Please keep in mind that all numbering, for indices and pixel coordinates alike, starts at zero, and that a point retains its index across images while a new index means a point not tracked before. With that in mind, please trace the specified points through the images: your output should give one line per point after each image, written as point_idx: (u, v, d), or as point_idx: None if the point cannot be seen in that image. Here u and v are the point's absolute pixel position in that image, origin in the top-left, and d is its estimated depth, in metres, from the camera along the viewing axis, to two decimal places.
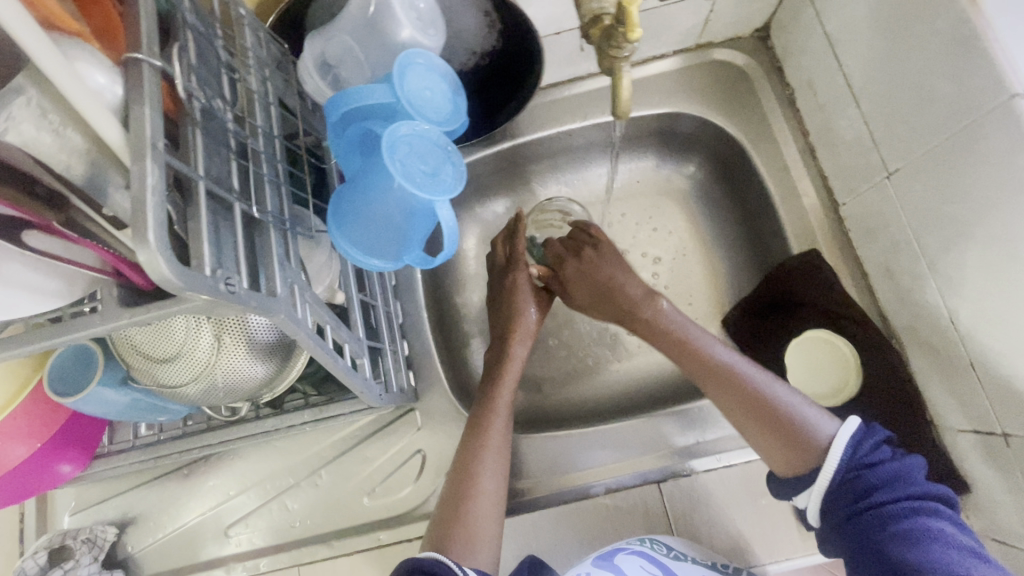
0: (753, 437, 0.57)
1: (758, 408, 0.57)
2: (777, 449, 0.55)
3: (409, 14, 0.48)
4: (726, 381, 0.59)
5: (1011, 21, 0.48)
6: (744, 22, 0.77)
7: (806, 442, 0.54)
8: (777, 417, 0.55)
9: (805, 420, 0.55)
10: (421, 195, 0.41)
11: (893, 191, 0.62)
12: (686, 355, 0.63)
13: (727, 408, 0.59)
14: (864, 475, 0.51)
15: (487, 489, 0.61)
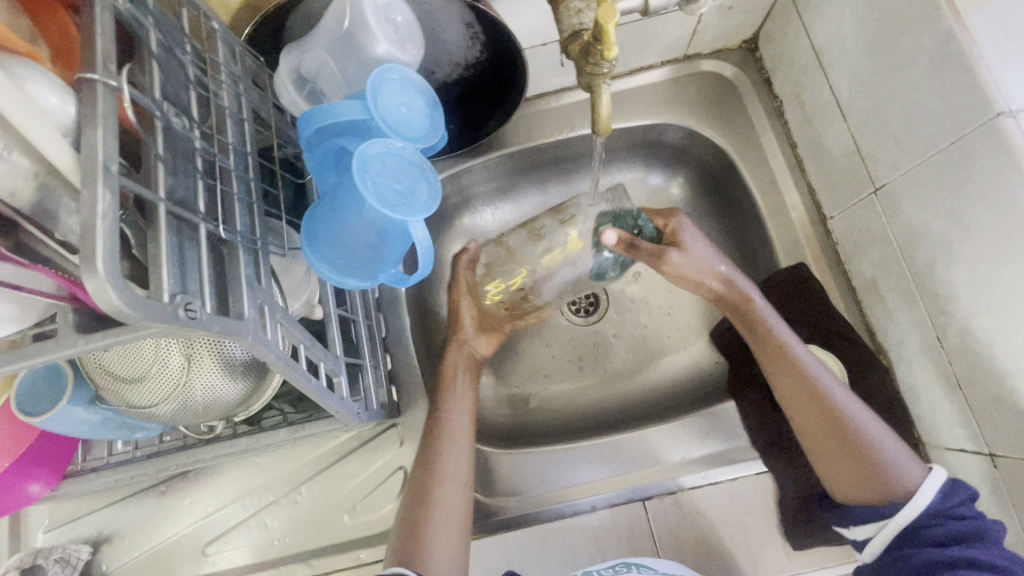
0: (828, 465, 0.57)
1: (839, 430, 0.57)
2: (853, 483, 0.56)
3: (385, 27, 0.47)
4: (823, 405, 0.58)
5: (997, 38, 0.47)
6: (731, 34, 0.76)
7: (890, 482, 0.54)
8: (860, 447, 0.55)
9: (895, 462, 0.55)
10: (394, 215, 0.41)
11: (881, 206, 0.61)
12: (780, 369, 0.61)
13: (812, 430, 0.58)
14: (943, 525, 0.51)
15: (449, 497, 0.61)
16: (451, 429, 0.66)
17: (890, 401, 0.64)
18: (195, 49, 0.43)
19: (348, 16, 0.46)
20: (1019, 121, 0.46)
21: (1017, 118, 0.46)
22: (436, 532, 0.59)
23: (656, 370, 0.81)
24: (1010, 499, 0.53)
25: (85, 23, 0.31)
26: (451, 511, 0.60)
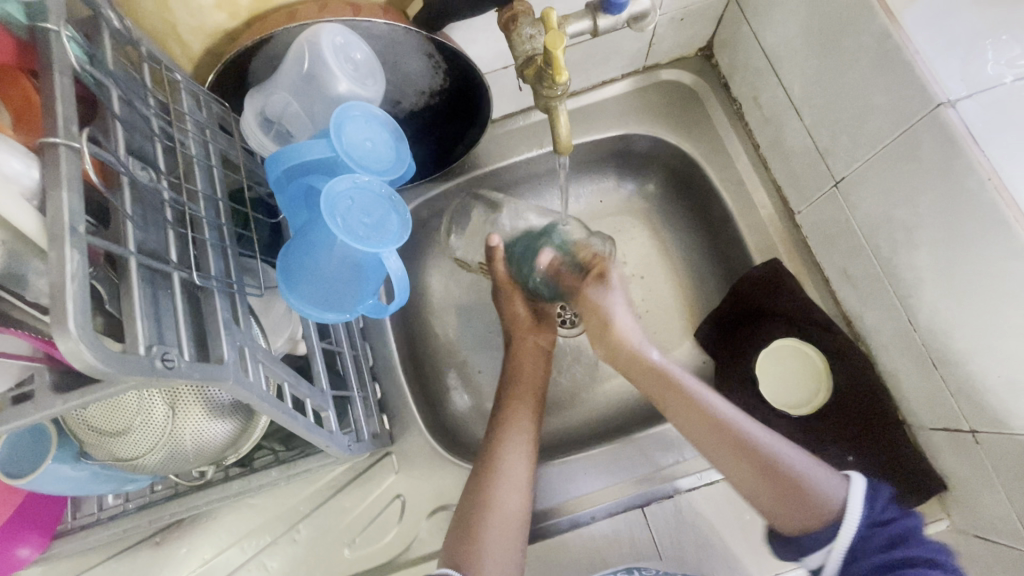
0: (765, 502, 0.57)
1: (760, 466, 0.57)
2: (789, 516, 0.55)
3: (345, 65, 0.48)
4: (741, 450, 0.58)
5: (930, 33, 0.50)
6: (687, 43, 0.79)
7: (816, 507, 0.54)
8: (785, 477, 0.56)
9: (819, 486, 0.55)
10: (365, 249, 0.41)
11: (843, 199, 0.63)
12: (694, 422, 0.61)
13: (737, 476, 0.58)
14: (879, 534, 0.52)
15: (507, 501, 0.61)
16: (509, 436, 0.66)
17: (871, 386, 0.66)
18: (160, 102, 0.43)
19: (308, 57, 0.47)
20: (959, 110, 0.48)
21: (957, 108, 0.48)
22: (489, 533, 0.58)
23: None
24: (995, 474, 0.54)
25: (44, 89, 0.32)
26: (507, 512, 0.60)
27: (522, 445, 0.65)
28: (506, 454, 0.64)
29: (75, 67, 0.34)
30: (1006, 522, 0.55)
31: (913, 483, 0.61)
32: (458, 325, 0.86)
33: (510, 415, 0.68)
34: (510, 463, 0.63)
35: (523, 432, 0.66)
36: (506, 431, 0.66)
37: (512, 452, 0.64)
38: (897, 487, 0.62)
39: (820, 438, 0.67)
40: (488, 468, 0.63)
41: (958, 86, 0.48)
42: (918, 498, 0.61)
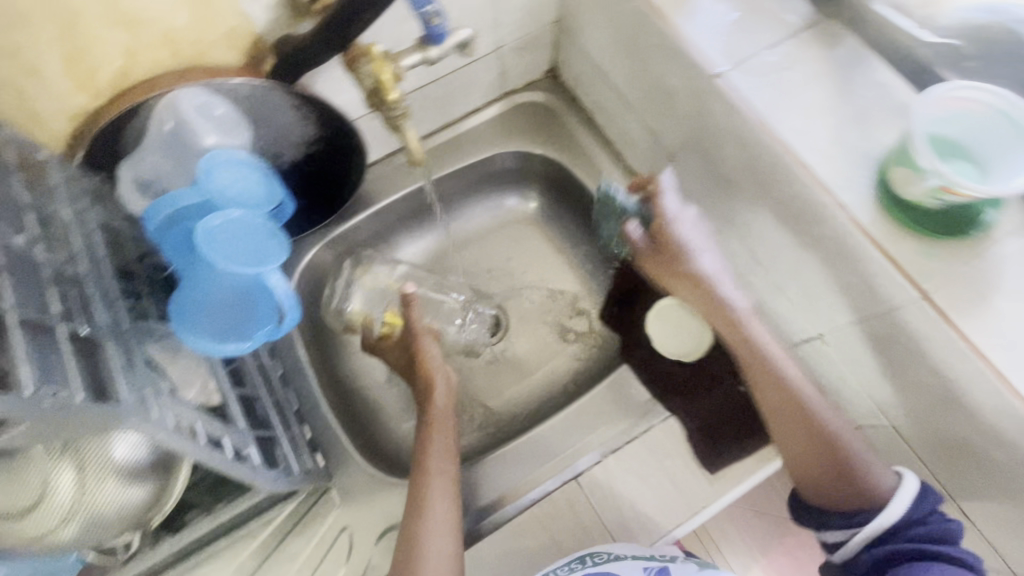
0: (818, 475, 0.65)
1: (818, 449, 0.64)
2: (831, 491, 0.64)
3: (208, 123, 0.55)
4: (806, 437, 0.65)
5: (693, 25, 0.62)
6: (534, 67, 0.91)
7: (865, 491, 0.61)
8: (832, 457, 0.63)
9: (873, 478, 0.62)
10: (245, 271, 0.45)
11: (679, 169, 0.75)
12: (785, 418, 0.67)
13: (800, 460, 0.66)
14: (920, 527, 0.58)
15: (439, 547, 0.62)
16: (435, 483, 0.66)
17: None
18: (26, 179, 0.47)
19: (171, 120, 0.53)
20: (726, 79, 0.59)
21: (723, 77, 0.59)
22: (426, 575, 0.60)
23: (563, 364, 0.89)
24: (846, 366, 0.65)
25: None
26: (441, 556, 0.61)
27: (443, 489, 0.66)
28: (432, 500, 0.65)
29: None
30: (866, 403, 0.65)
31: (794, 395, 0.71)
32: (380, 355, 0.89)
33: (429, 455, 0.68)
34: (434, 507, 0.64)
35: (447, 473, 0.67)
36: (430, 465, 0.67)
37: (436, 500, 0.65)
38: (785, 403, 0.72)
39: (714, 377, 0.76)
40: (417, 512, 0.64)
41: (721, 61, 0.60)
42: (803, 407, 0.71)
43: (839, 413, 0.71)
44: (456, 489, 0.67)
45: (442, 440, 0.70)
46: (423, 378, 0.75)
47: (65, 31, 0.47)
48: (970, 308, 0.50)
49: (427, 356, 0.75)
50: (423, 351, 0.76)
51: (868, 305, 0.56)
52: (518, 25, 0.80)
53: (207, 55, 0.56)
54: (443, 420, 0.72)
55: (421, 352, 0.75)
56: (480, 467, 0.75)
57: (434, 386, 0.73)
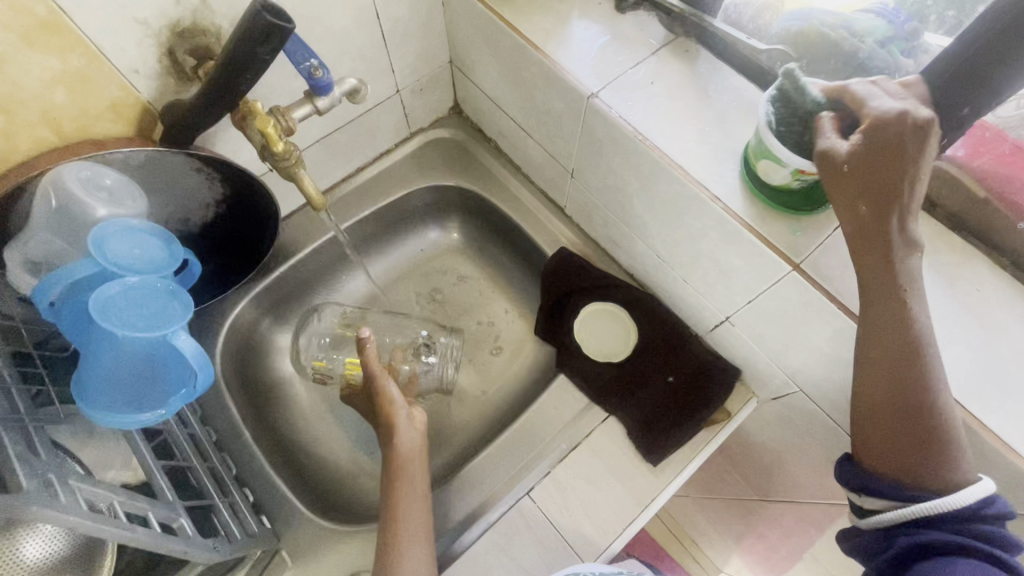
0: (874, 434, 0.49)
1: (901, 406, 0.47)
2: (887, 457, 0.49)
3: (97, 194, 0.54)
4: (910, 383, 0.47)
5: (565, 54, 0.68)
6: (436, 106, 0.95)
7: (938, 469, 0.46)
8: (912, 422, 0.47)
9: (949, 465, 0.46)
10: (151, 335, 0.45)
11: (580, 184, 0.80)
12: (892, 337, 0.47)
13: (875, 405, 0.49)
14: (990, 528, 0.43)
15: None
16: (405, 528, 0.64)
17: (661, 316, 0.81)
18: None
19: (55, 196, 0.52)
20: (601, 98, 0.65)
21: (598, 97, 0.65)
22: None
23: (504, 384, 0.90)
24: (752, 342, 0.70)
25: None
26: None
27: (413, 531, 0.64)
28: (401, 545, 0.62)
29: None
30: (776, 374, 0.71)
31: (715, 377, 0.76)
32: (321, 405, 0.87)
33: (396, 499, 0.66)
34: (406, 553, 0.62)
35: (414, 515, 0.65)
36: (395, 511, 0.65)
37: (407, 545, 0.62)
38: (711, 387, 0.76)
39: (643, 373, 0.80)
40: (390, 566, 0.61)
41: (594, 83, 0.66)
42: (728, 387, 0.76)
43: (759, 388, 0.76)
44: (427, 532, 0.65)
45: (406, 479, 0.67)
46: (386, 422, 0.70)
47: None
48: (837, 271, 0.56)
49: (388, 398, 0.71)
50: (386, 394, 0.72)
51: (756, 282, 0.61)
52: (413, 68, 0.84)
53: (94, 128, 0.57)
54: (407, 465, 0.68)
55: (383, 395, 0.71)
56: (432, 499, 0.75)
57: (397, 428, 0.69)
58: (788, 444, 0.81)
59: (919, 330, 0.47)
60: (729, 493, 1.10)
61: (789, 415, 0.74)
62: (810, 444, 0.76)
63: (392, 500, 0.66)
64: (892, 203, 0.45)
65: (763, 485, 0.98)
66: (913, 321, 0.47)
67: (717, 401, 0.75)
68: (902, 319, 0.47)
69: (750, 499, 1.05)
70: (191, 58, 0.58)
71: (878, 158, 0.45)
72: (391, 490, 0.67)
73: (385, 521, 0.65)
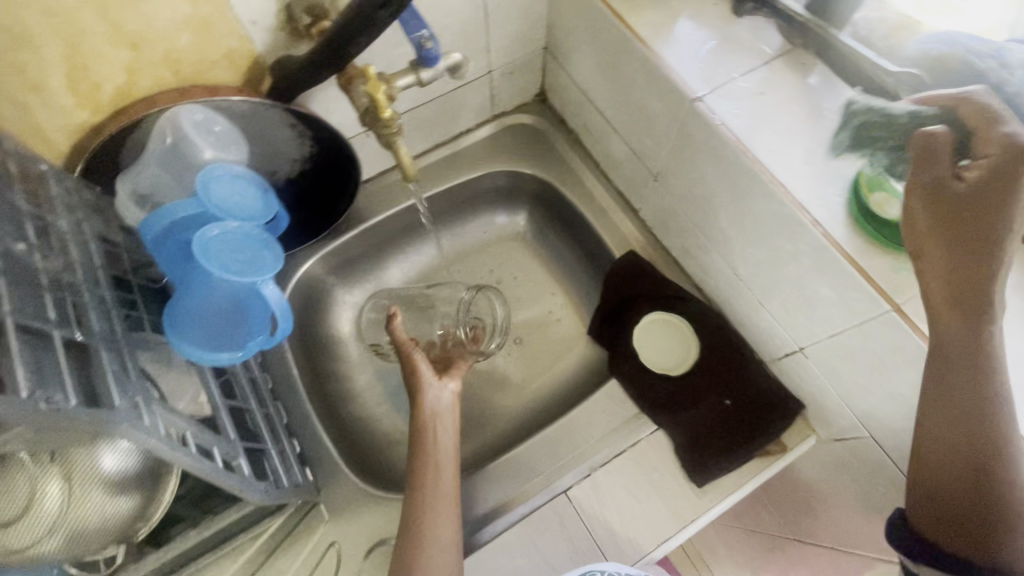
0: (939, 499, 0.49)
1: (973, 475, 0.46)
2: (949, 525, 0.48)
3: (207, 137, 0.56)
4: (982, 451, 0.46)
5: (673, 52, 0.65)
6: (522, 91, 0.94)
7: (1000, 547, 0.45)
8: (984, 491, 0.46)
9: (1021, 536, 0.45)
10: (243, 281, 0.47)
11: (663, 189, 0.77)
12: (963, 398, 0.46)
13: (943, 470, 0.48)
14: None
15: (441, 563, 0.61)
16: (434, 497, 0.65)
17: (727, 336, 0.77)
18: (28, 189, 0.48)
19: (169, 132, 0.54)
20: (705, 103, 0.62)
21: (702, 101, 0.62)
22: None
23: (551, 379, 0.90)
24: (825, 379, 0.66)
25: None
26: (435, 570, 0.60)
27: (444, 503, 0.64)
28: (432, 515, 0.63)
29: None
30: (845, 414, 0.67)
31: (776, 407, 0.73)
32: (371, 370, 0.89)
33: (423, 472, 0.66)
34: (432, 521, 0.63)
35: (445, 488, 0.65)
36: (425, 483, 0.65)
37: (438, 519, 0.63)
38: (770, 416, 0.73)
39: (699, 391, 0.77)
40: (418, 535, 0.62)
41: (699, 86, 0.63)
42: (788, 420, 0.72)
43: (822, 426, 0.72)
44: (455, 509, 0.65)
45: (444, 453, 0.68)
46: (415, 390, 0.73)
47: (70, 48, 0.49)
48: None
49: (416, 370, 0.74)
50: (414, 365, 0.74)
51: (843, 317, 0.58)
52: (508, 49, 0.83)
53: (209, 74, 0.59)
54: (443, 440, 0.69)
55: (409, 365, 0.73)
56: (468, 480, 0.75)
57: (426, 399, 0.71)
58: (839, 489, 0.78)
59: (995, 398, 0.46)
60: (759, 526, 1.06)
61: (850, 461, 0.70)
62: (866, 493, 0.72)
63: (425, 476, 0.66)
64: (977, 231, 0.43)
65: (799, 525, 0.94)
66: (991, 385, 0.45)
67: (774, 432, 0.72)
68: (974, 386, 0.46)
69: (780, 536, 1.01)
70: (306, 16, 0.58)
71: (986, 190, 0.43)
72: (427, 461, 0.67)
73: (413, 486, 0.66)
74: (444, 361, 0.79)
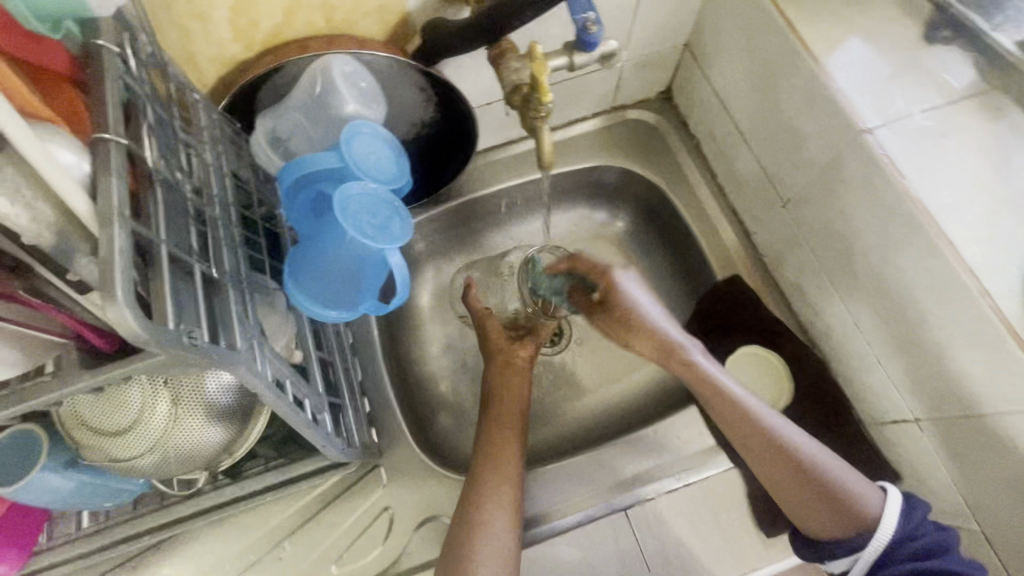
0: (807, 510, 0.56)
1: (804, 480, 0.56)
2: (823, 522, 0.56)
3: (352, 91, 0.55)
4: (792, 463, 0.57)
5: (847, 73, 0.59)
6: (649, 86, 0.89)
7: (861, 516, 0.55)
8: (819, 485, 0.56)
9: (859, 496, 0.55)
10: (373, 245, 0.46)
11: (791, 217, 0.72)
12: (756, 437, 0.58)
13: (792, 490, 0.57)
14: (915, 542, 0.54)
15: (499, 528, 0.61)
16: (497, 458, 0.67)
17: (829, 388, 0.71)
18: (182, 117, 0.48)
19: (320, 81, 0.54)
20: (876, 136, 0.56)
21: (874, 134, 0.56)
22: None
23: (622, 390, 0.86)
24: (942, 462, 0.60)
25: (97, 97, 0.36)
26: (492, 536, 0.61)
27: (508, 470, 0.66)
28: (493, 475, 0.65)
29: (118, 80, 0.38)
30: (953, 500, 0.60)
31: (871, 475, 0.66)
32: (444, 345, 0.89)
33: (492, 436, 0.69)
34: (491, 485, 0.64)
35: (509, 450, 0.68)
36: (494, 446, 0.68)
37: (500, 476, 0.65)
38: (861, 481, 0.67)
39: None
40: (477, 500, 0.63)
41: (872, 116, 0.57)
42: None
43: None
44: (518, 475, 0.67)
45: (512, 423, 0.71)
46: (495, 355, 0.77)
47: None
48: None
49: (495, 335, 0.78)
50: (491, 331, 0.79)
51: (988, 401, 0.52)
52: (648, 41, 0.78)
53: (357, 25, 0.58)
54: (511, 400, 0.73)
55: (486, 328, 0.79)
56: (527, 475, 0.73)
57: (505, 362, 0.76)
58: None
59: (767, 424, 0.58)
60: None
61: None
62: None
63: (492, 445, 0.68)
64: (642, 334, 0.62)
65: None
66: (748, 411, 0.59)
67: None
68: (748, 419, 0.58)
69: None
70: None
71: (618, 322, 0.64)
72: (500, 429, 0.70)
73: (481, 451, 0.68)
74: (528, 327, 0.81)
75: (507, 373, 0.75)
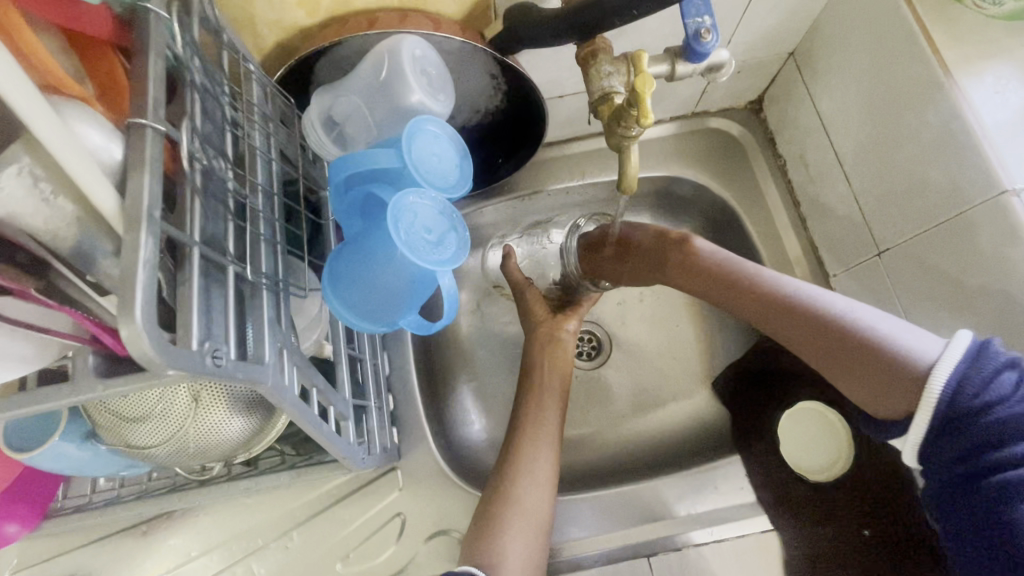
0: (848, 381, 0.52)
1: (832, 334, 0.53)
2: (870, 393, 0.50)
3: (420, 78, 0.48)
4: (820, 328, 0.54)
5: (997, 117, 0.51)
6: (739, 94, 0.80)
7: (907, 397, 0.48)
8: (846, 329, 0.52)
9: (903, 347, 0.49)
10: (423, 265, 0.41)
11: (886, 269, 0.63)
12: (784, 324, 0.57)
13: (826, 366, 0.54)
14: (990, 393, 0.44)
15: (524, 546, 0.56)
16: (526, 468, 0.61)
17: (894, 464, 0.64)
18: (233, 90, 0.44)
19: (386, 67, 0.48)
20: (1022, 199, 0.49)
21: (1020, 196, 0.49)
22: None
23: (659, 422, 0.80)
24: None
25: (138, 70, 0.32)
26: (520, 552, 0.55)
27: (544, 441, 0.63)
28: (524, 484, 0.59)
29: (165, 51, 0.34)
30: None
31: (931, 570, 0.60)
32: (475, 346, 0.84)
33: (521, 450, 0.62)
34: (523, 497, 0.59)
35: (542, 463, 0.61)
36: (519, 459, 0.61)
37: (529, 487, 0.59)
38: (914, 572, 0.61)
39: (835, 510, 0.66)
40: (500, 514, 0.57)
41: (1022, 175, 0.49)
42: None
43: None
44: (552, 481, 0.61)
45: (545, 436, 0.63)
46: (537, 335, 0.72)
47: None
48: None
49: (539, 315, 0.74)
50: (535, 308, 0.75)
51: None
52: (750, 45, 0.69)
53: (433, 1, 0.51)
54: (549, 391, 0.67)
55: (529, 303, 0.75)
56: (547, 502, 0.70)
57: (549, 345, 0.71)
58: None
59: (788, 297, 0.57)
60: None
61: None
62: None
63: (520, 461, 0.61)
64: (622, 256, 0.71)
65: None
66: (771, 293, 0.58)
67: None
68: (772, 306, 0.58)
69: None
70: None
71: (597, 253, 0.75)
72: (528, 442, 0.63)
73: (504, 460, 0.62)
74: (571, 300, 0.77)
75: (552, 346, 0.70)
